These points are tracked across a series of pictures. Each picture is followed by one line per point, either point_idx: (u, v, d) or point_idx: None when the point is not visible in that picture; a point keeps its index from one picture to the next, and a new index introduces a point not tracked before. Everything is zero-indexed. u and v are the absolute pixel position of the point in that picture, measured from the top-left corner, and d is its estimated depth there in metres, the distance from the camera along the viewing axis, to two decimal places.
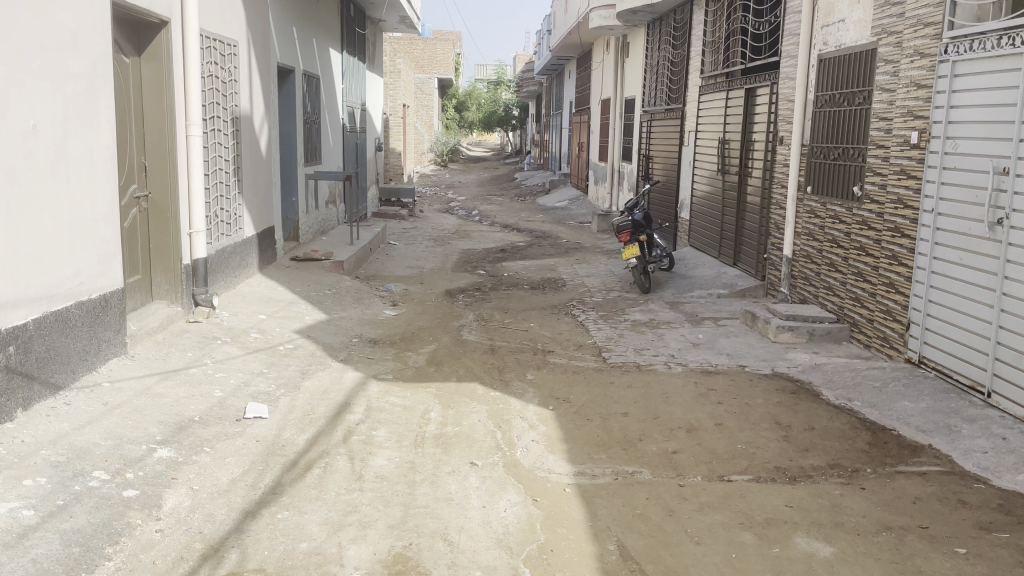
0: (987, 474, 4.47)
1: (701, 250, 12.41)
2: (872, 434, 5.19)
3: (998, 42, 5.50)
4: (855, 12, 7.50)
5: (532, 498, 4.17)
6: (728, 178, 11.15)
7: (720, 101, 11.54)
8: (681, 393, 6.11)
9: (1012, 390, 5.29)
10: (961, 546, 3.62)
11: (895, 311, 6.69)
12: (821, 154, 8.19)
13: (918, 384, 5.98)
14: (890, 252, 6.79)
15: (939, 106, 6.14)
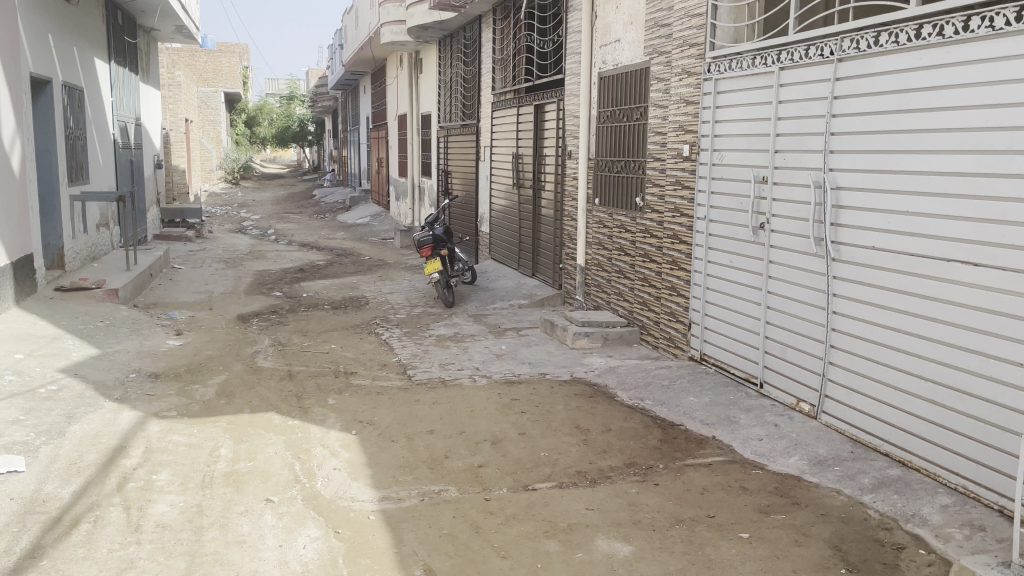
0: (764, 460, 4.85)
1: (501, 262, 12.66)
2: (663, 430, 5.48)
3: (752, 62, 6.00)
4: (629, 33, 7.98)
5: (333, 530, 3.97)
6: (523, 191, 11.47)
7: (512, 117, 11.85)
8: (486, 405, 6.12)
9: (780, 379, 5.79)
10: (744, 531, 3.87)
11: (678, 312, 7.14)
12: (606, 167, 8.62)
13: (701, 380, 6.42)
14: (671, 258, 7.25)
15: (706, 121, 6.65)
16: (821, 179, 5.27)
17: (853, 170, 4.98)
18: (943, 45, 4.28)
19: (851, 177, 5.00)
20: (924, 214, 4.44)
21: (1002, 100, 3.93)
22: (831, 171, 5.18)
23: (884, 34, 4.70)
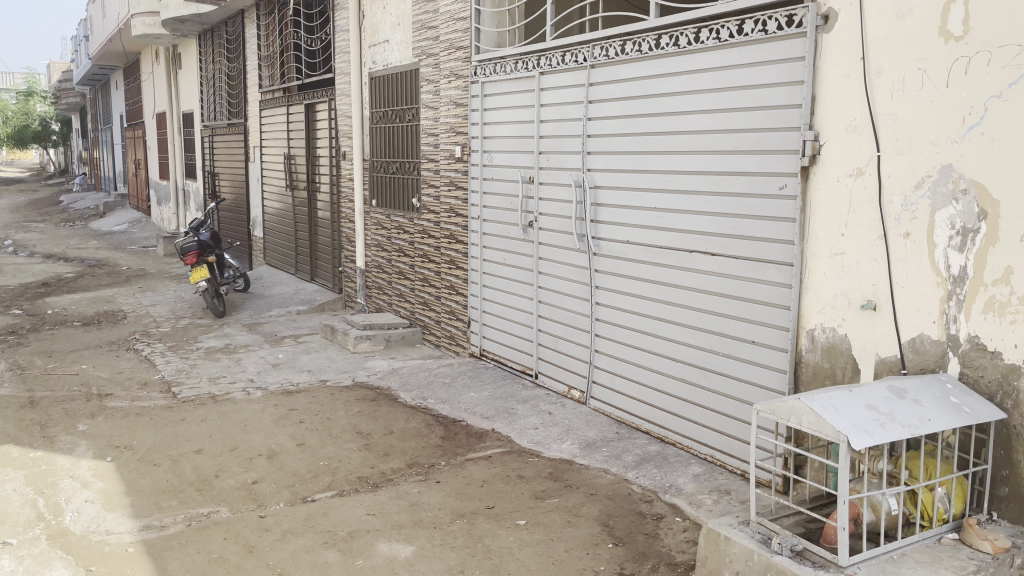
0: (540, 448, 5.05)
1: (277, 268, 12.15)
2: (444, 428, 5.53)
3: (515, 66, 6.22)
4: (397, 34, 7.96)
5: (84, 569, 3.58)
6: (297, 194, 11.09)
7: (282, 117, 11.40)
8: (261, 418, 5.84)
9: (553, 369, 6.07)
10: (522, 518, 4.01)
11: (458, 311, 7.26)
12: (381, 169, 8.55)
13: (480, 375, 6.56)
14: (448, 257, 7.34)
15: (474, 122, 6.80)
16: (581, 178, 5.58)
17: (608, 169, 5.32)
18: (680, 54, 4.68)
19: (607, 176, 5.34)
20: (669, 210, 4.84)
21: (729, 106, 4.38)
22: (589, 171, 5.50)
23: (629, 43, 5.05)
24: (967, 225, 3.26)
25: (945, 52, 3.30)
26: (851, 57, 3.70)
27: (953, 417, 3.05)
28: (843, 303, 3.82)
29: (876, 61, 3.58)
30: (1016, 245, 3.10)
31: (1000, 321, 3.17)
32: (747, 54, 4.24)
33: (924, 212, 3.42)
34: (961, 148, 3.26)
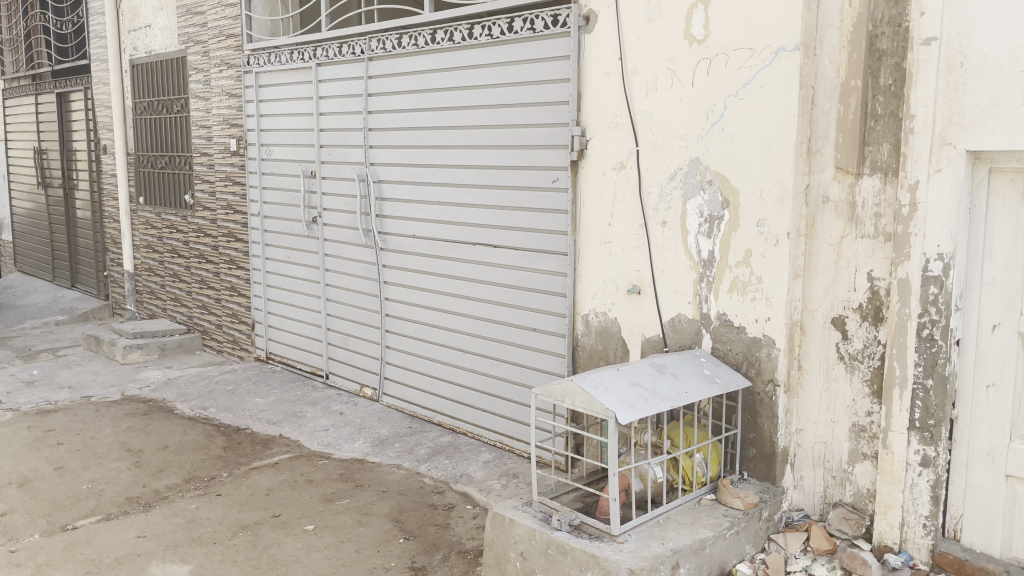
0: (330, 450, 4.91)
1: (31, 275, 10.89)
2: (227, 438, 5.23)
3: (290, 56, 6.00)
4: (160, 19, 7.40)
5: None
6: (51, 192, 9.99)
7: (29, 107, 10.22)
8: (10, 444, 5.20)
9: (343, 368, 5.93)
10: (309, 523, 3.88)
11: (240, 313, 6.90)
12: (148, 164, 7.92)
13: (267, 380, 6.28)
14: (227, 257, 6.95)
15: (250, 115, 6.48)
16: (364, 173, 5.49)
17: (391, 164, 5.27)
18: (455, 49, 4.73)
19: (389, 171, 5.30)
20: (451, 203, 4.88)
21: (504, 100, 4.49)
22: (372, 165, 5.43)
23: (405, 37, 5.03)
24: (713, 213, 3.60)
25: (690, 54, 3.60)
26: (610, 56, 3.93)
27: (706, 386, 3.36)
28: (612, 289, 4.06)
29: (632, 61, 3.83)
30: (752, 230, 3.47)
31: (743, 298, 3.53)
32: (518, 50, 4.37)
33: (677, 201, 3.72)
34: (706, 142, 3.59)
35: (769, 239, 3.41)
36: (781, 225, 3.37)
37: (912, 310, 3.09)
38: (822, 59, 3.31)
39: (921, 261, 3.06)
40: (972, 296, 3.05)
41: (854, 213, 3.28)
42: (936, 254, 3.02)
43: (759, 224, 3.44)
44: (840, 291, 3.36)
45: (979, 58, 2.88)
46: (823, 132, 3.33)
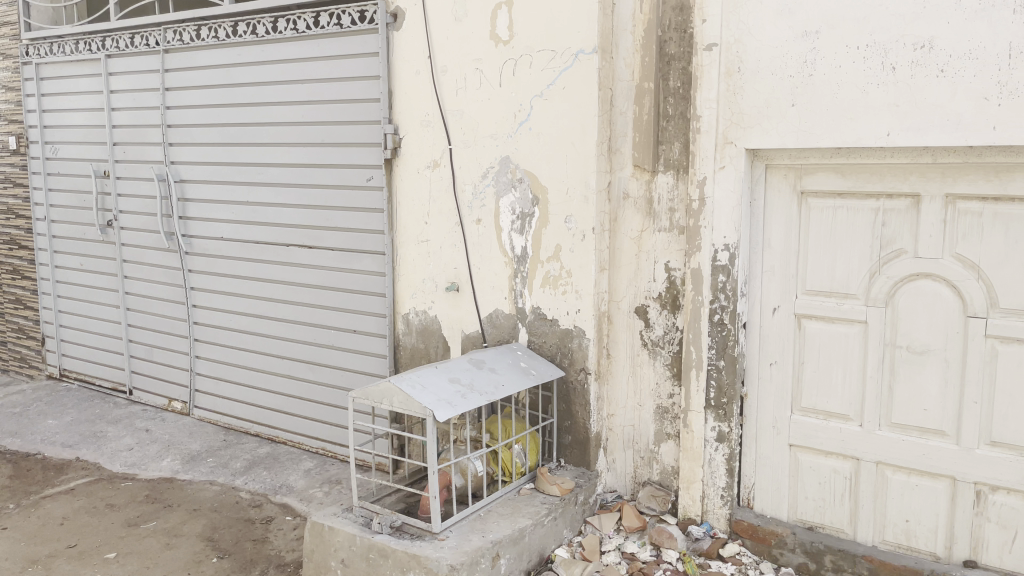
0: (135, 470, 4.57)
1: None
2: (13, 465, 4.73)
3: (75, 46, 5.52)
4: None
5: None
6: None
7: None
8: None
9: (149, 382, 5.55)
10: (111, 551, 3.60)
11: (27, 328, 6.27)
12: None
13: (61, 399, 5.75)
14: (9, 267, 6.29)
15: (30, 110, 5.90)
16: (164, 173, 5.15)
17: (193, 163, 4.99)
18: (259, 43, 4.54)
19: (192, 170, 5.00)
20: (261, 203, 4.69)
21: (313, 97, 4.37)
22: (172, 164, 5.10)
23: (205, 29, 4.77)
24: (524, 210, 3.69)
25: (495, 55, 3.67)
26: (419, 55, 3.93)
27: (522, 378, 3.44)
28: (430, 287, 4.06)
29: (441, 60, 3.85)
30: (561, 226, 3.60)
31: (555, 292, 3.65)
32: (325, 46, 4.27)
33: (490, 199, 3.78)
34: (515, 141, 3.68)
35: (577, 235, 3.55)
36: (587, 221, 3.51)
37: (705, 297, 3.33)
38: (619, 62, 3.50)
39: (711, 251, 3.30)
40: (755, 282, 3.31)
41: (652, 209, 3.49)
42: (723, 245, 3.26)
43: (567, 220, 3.57)
44: (642, 282, 3.56)
45: (753, 63, 3.13)
46: (622, 132, 3.53)
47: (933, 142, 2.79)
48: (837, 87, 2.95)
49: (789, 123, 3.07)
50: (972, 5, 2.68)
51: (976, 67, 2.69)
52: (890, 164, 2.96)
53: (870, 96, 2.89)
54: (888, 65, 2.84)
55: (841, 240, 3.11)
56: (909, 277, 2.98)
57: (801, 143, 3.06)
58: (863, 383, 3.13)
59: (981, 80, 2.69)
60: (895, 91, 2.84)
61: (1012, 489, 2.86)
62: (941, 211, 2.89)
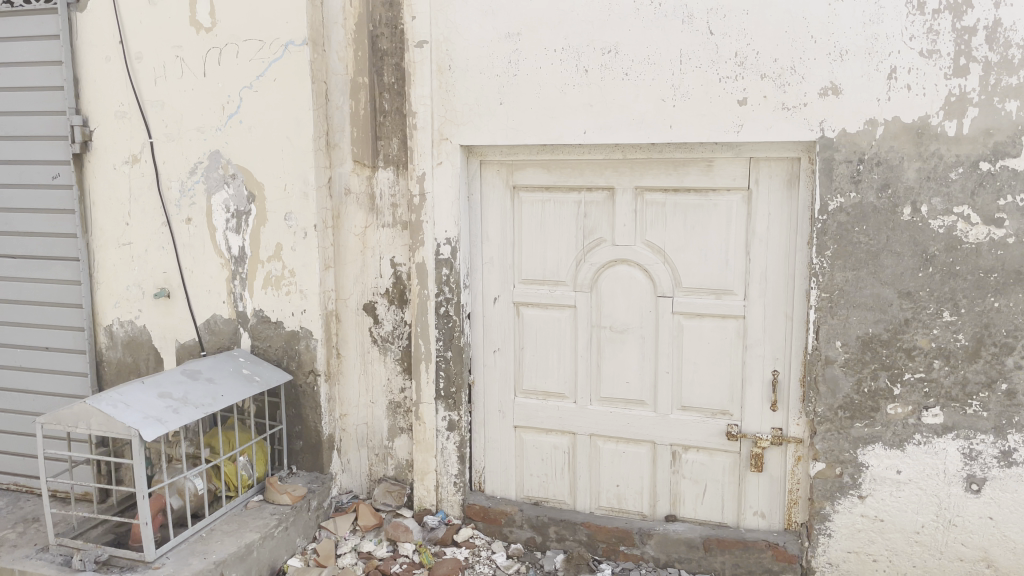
0: None
1: None
2: None
3: None
4: None
5: None
6: None
7: None
8: None
9: None
10: None
11: None
12: None
13: None
14: None
15: None
16: None
17: None
18: None
19: None
20: None
21: None
22: None
23: None
24: (239, 208, 3.50)
25: (198, 43, 3.45)
26: (109, 39, 3.56)
27: (243, 386, 3.26)
28: (136, 294, 3.71)
29: (136, 46, 3.52)
30: (281, 224, 3.46)
31: (278, 292, 3.51)
32: None
33: (201, 197, 3.53)
34: (225, 135, 3.48)
35: (298, 233, 3.43)
36: (307, 218, 3.41)
37: (429, 290, 3.38)
38: (331, 55, 3.43)
39: (433, 245, 3.35)
40: (477, 274, 3.43)
41: (374, 204, 3.48)
42: (444, 238, 3.33)
43: (287, 217, 3.44)
44: (368, 278, 3.54)
45: (462, 61, 3.21)
46: (339, 127, 3.47)
47: (623, 139, 3.05)
48: (539, 87, 3.13)
49: (498, 120, 3.20)
50: (648, 15, 2.97)
51: (653, 71, 2.98)
52: (588, 159, 3.20)
53: (568, 96, 3.10)
54: (582, 67, 3.06)
55: (550, 230, 3.31)
56: (610, 263, 3.25)
57: (510, 139, 3.20)
58: (575, 362, 3.37)
59: (658, 83, 2.99)
60: (589, 92, 3.07)
61: (700, 446, 3.24)
62: (633, 202, 3.18)
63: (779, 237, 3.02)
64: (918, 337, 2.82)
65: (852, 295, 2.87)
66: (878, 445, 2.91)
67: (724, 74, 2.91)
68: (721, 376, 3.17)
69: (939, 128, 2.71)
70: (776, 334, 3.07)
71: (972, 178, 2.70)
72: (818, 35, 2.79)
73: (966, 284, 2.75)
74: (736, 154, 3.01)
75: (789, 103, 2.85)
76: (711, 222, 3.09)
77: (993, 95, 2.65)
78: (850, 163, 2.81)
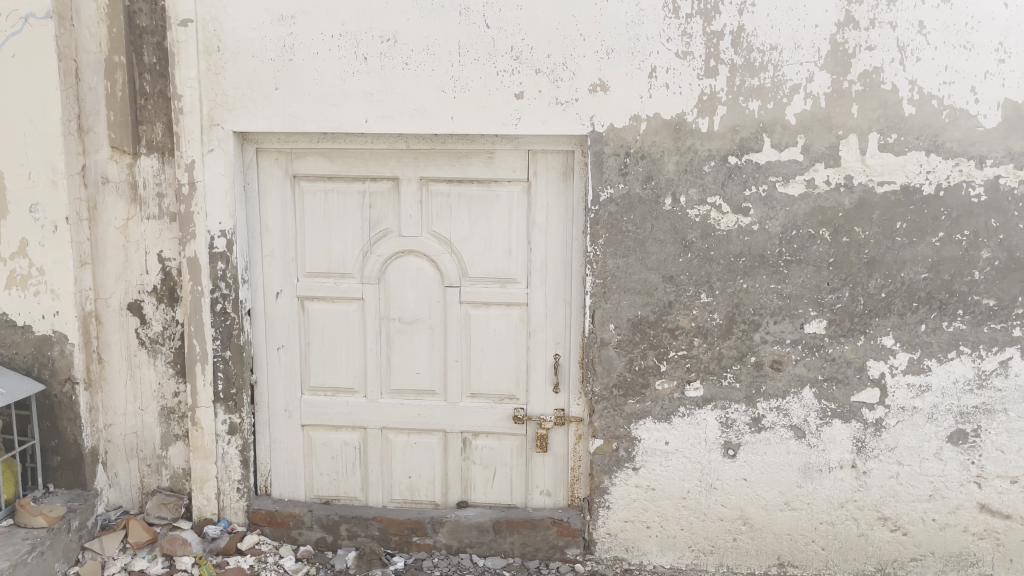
0: None
1: None
2: None
3: None
4: None
5: None
6: None
7: None
8: None
9: None
10: None
11: None
12: None
13: None
14: None
15: None
16: None
17: None
18: None
19: None
20: None
21: None
22: None
23: None
24: None
25: None
26: None
27: None
28: None
29: None
30: (25, 216, 3.10)
31: (24, 293, 3.15)
32: None
33: None
34: None
35: (47, 226, 3.10)
36: (58, 210, 3.08)
37: (204, 286, 3.17)
38: (81, 31, 3.11)
39: (206, 238, 3.14)
40: (256, 268, 3.26)
41: (137, 194, 3.21)
42: (219, 231, 3.14)
43: (32, 209, 3.09)
44: (132, 275, 3.26)
45: (232, 44, 3.03)
46: (93, 109, 3.15)
47: (404, 128, 3.03)
48: (316, 74, 3.03)
49: (273, 106, 3.06)
50: (425, 5, 2.96)
51: (432, 62, 2.98)
52: (370, 149, 3.14)
53: (347, 84, 3.02)
54: (361, 55, 3.00)
55: (334, 221, 3.22)
56: (396, 254, 3.22)
57: (287, 127, 3.07)
58: (364, 355, 3.31)
59: (438, 74, 2.99)
60: (368, 80, 3.01)
61: (489, 432, 3.30)
62: (417, 193, 3.17)
63: (557, 227, 3.14)
64: (681, 318, 3.05)
65: (622, 281, 3.04)
66: (649, 420, 3.12)
67: (501, 67, 2.97)
68: (507, 363, 3.25)
69: (694, 124, 2.94)
70: (557, 319, 3.20)
71: (723, 171, 2.95)
72: (587, 33, 2.93)
73: (720, 268, 3.01)
74: (515, 146, 3.08)
75: (562, 98, 2.97)
76: (494, 212, 3.16)
77: (738, 94, 2.91)
78: (618, 157, 2.98)
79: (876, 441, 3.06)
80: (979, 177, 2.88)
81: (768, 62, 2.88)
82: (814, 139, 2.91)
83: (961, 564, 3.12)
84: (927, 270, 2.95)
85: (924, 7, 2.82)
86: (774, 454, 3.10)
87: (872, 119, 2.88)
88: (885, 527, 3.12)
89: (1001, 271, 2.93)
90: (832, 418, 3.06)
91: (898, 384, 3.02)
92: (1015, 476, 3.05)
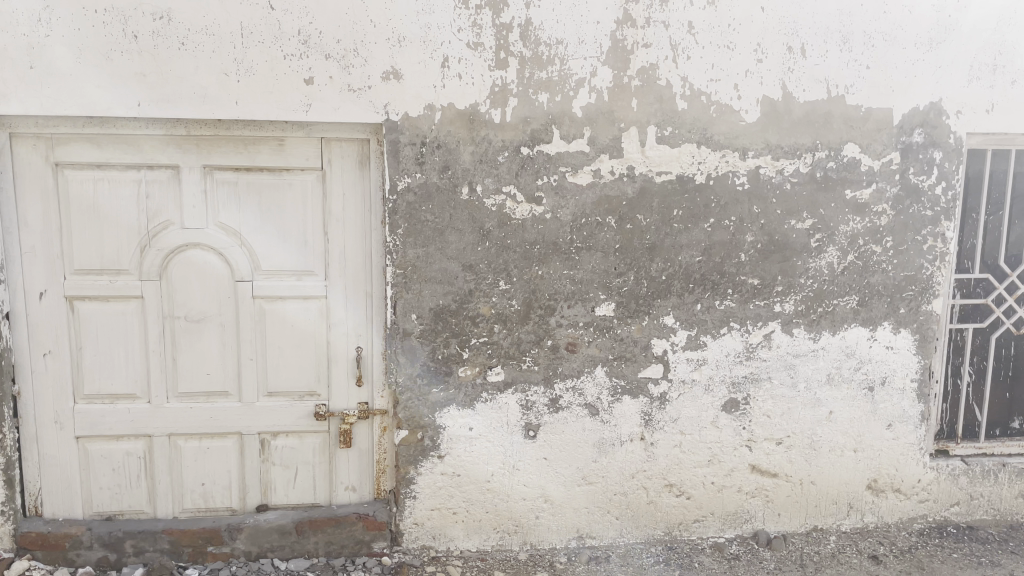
0: None
1: None
2: None
3: None
4: None
5: None
6: None
7: None
8: None
9: None
10: None
11: None
12: None
13: None
14: None
15: None
16: None
17: None
18: None
19: None
20: None
21: None
22: None
23: None
24: None
25: None
26: None
27: None
28: None
29: None
30: None
31: None
32: None
33: None
34: None
35: None
36: None
37: None
38: None
39: None
40: (14, 267, 2.93)
41: None
42: None
43: None
44: None
45: None
46: None
47: (183, 113, 2.84)
48: (79, 51, 2.76)
49: (28, 86, 2.76)
50: None
51: (212, 42, 2.81)
52: (146, 135, 2.91)
53: (115, 64, 2.78)
54: (130, 33, 2.77)
55: (106, 213, 2.96)
56: (180, 248, 3.02)
57: (46, 109, 2.78)
58: (146, 358, 3.07)
59: (219, 55, 2.82)
60: (140, 60, 2.79)
61: (288, 431, 3.19)
62: (201, 181, 2.98)
63: (354, 217, 3.08)
64: (480, 305, 3.10)
65: (422, 271, 3.04)
66: (452, 408, 3.15)
67: (288, 51, 2.85)
68: (306, 358, 3.15)
69: (487, 115, 2.99)
70: (356, 311, 3.14)
71: (515, 161, 3.02)
72: (377, 19, 2.88)
73: (516, 256, 3.09)
74: (308, 134, 2.98)
75: (355, 85, 2.90)
76: (286, 202, 3.04)
77: (527, 86, 2.99)
78: (414, 146, 2.96)
79: (661, 414, 3.28)
80: (742, 167, 3.15)
81: (555, 56, 2.98)
82: (599, 131, 3.05)
83: (737, 521, 3.43)
84: (701, 254, 3.19)
85: (693, 8, 3.03)
86: (570, 432, 3.23)
87: (650, 112, 3.07)
88: (671, 494, 3.35)
89: (763, 253, 3.23)
90: (622, 394, 3.24)
91: (679, 360, 3.25)
92: (779, 438, 3.38)
